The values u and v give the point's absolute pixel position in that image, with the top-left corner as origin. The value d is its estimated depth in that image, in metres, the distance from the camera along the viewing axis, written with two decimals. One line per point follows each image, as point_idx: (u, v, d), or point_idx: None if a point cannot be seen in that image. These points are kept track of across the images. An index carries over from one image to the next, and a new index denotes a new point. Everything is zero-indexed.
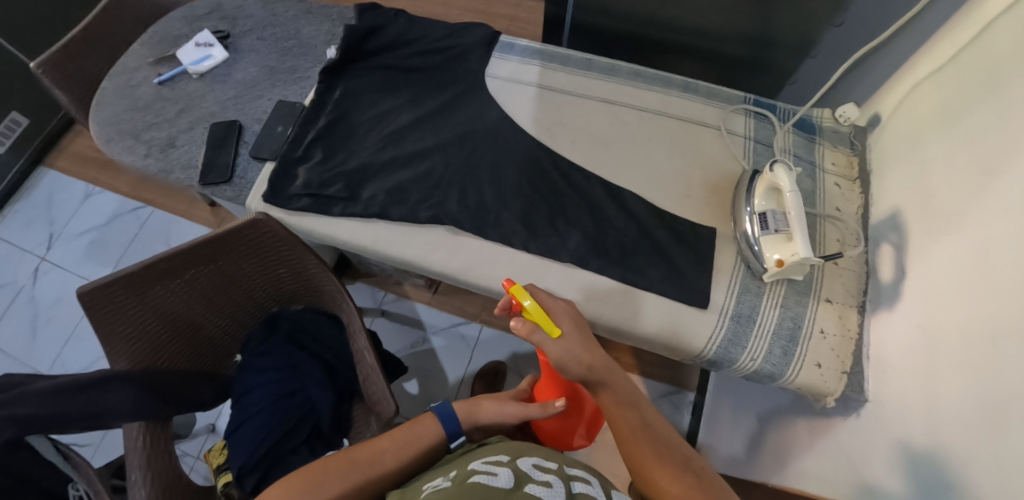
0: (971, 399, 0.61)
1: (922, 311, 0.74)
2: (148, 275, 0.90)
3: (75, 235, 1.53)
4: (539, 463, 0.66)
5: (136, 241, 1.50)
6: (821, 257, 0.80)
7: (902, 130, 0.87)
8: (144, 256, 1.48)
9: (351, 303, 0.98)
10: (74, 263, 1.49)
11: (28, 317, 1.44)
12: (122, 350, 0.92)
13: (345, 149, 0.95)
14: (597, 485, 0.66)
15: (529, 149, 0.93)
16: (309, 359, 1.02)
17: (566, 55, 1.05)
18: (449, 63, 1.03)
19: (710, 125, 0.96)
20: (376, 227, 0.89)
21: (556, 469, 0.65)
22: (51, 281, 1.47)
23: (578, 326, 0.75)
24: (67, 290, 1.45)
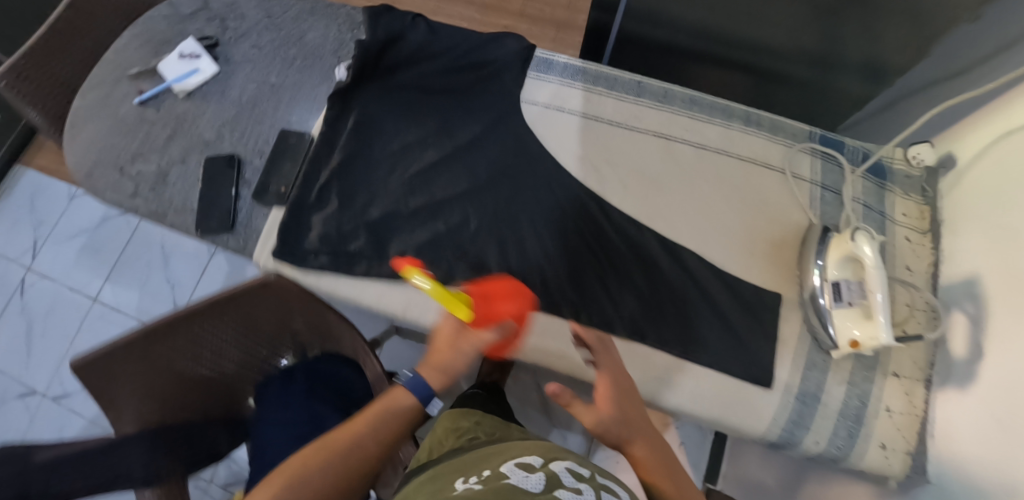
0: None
1: (1002, 402, 0.67)
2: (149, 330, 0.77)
3: (64, 239, 1.39)
4: (571, 468, 0.57)
5: (129, 247, 1.37)
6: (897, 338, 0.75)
7: (983, 183, 0.77)
8: (139, 265, 1.36)
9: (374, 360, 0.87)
10: (63, 272, 1.36)
11: (20, 331, 1.33)
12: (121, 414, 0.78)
13: (365, 192, 0.83)
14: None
15: (576, 197, 0.83)
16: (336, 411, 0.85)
17: (611, 76, 0.92)
18: (478, 85, 0.90)
19: (773, 167, 0.87)
20: (406, 288, 0.79)
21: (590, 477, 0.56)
22: (40, 293, 1.35)
23: (620, 393, 0.65)
24: (59, 303, 1.34)
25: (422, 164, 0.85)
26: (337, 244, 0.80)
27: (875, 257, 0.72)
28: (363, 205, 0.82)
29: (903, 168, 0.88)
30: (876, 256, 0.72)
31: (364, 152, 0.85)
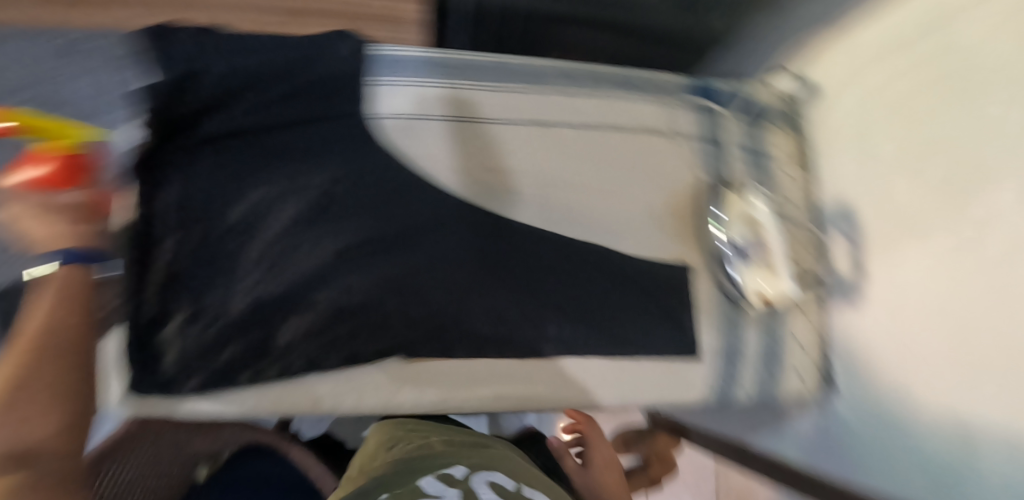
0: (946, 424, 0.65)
1: (883, 315, 0.74)
2: None
3: None
4: (496, 483, 0.51)
5: None
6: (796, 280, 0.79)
7: (847, 109, 0.81)
8: None
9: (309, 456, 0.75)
10: None
11: None
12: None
13: (217, 286, 0.66)
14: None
15: (469, 219, 0.74)
16: None
17: (468, 63, 0.79)
18: (316, 110, 0.69)
19: (659, 131, 0.84)
20: (309, 382, 0.68)
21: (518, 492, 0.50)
22: None
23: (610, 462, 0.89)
24: None
25: (279, 229, 0.69)
26: (205, 358, 0.65)
27: (765, 210, 0.77)
28: (223, 302, 0.66)
29: (772, 101, 0.90)
30: (768, 213, 0.77)
31: (207, 234, 0.67)
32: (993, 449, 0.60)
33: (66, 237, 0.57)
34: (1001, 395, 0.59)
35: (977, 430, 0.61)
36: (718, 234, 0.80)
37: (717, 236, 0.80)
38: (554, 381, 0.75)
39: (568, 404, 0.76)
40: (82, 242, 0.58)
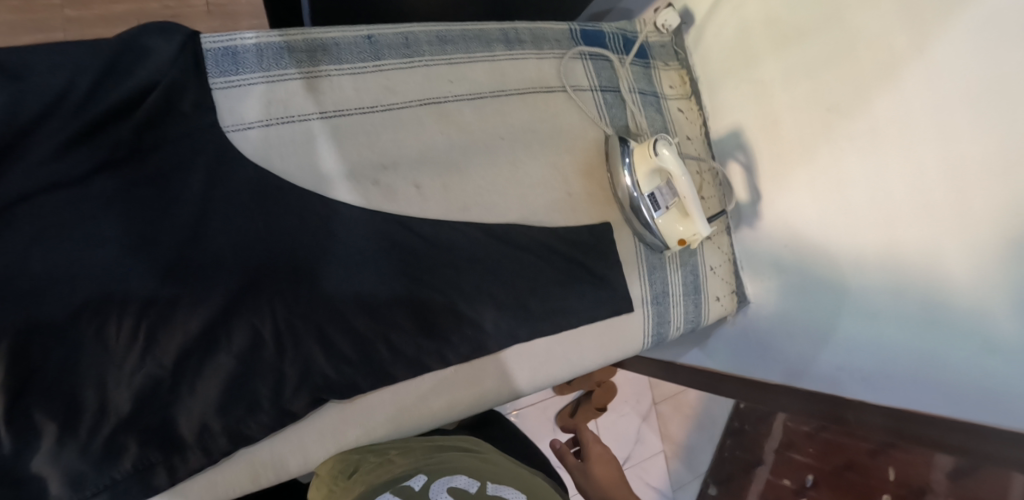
0: (846, 311, 0.76)
1: (784, 230, 0.84)
2: None
3: None
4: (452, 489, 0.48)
5: None
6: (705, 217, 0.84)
7: (723, 40, 0.86)
8: None
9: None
10: None
11: None
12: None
13: (91, 382, 0.54)
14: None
15: (378, 228, 0.67)
16: None
17: (329, 43, 0.67)
18: (150, 135, 0.59)
19: (553, 88, 0.79)
20: (242, 456, 0.60)
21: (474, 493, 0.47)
22: None
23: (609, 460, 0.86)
24: None
25: (149, 294, 0.56)
26: (101, 469, 0.54)
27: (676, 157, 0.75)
28: (105, 397, 0.55)
29: (657, 37, 0.88)
30: (677, 159, 0.75)
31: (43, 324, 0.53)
32: (888, 320, 0.70)
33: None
34: (888, 274, 0.70)
35: (868, 310, 0.73)
36: (632, 187, 0.78)
37: (628, 190, 0.79)
38: (502, 373, 0.73)
39: (523, 388, 0.75)
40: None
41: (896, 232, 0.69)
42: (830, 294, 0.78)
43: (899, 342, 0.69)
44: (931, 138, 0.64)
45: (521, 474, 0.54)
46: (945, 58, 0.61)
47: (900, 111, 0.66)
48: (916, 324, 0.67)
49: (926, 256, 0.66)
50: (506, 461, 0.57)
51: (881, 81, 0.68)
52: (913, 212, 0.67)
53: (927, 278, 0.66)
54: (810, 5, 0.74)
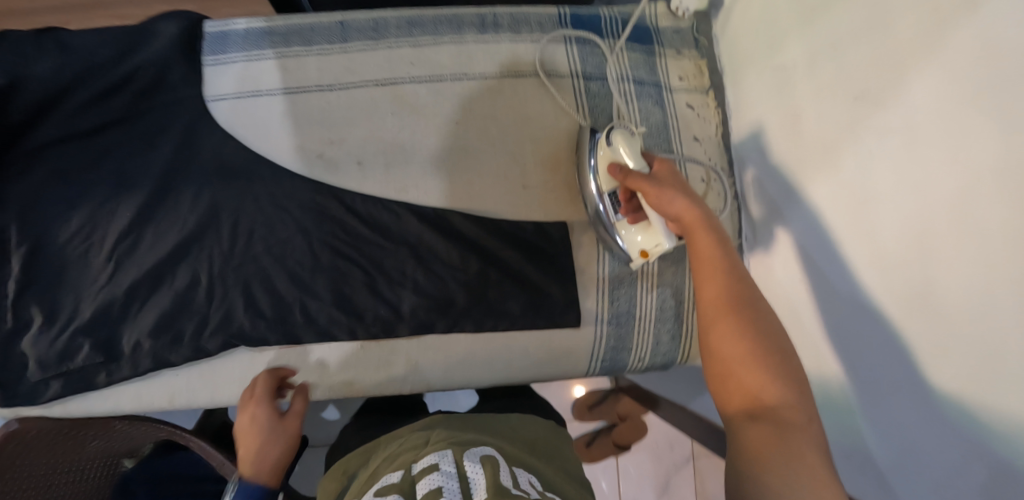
0: (867, 376, 0.56)
1: (801, 263, 0.66)
2: None
3: None
4: (380, 487, 0.46)
5: None
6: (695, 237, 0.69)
7: (750, 20, 0.70)
8: None
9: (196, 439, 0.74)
10: None
11: None
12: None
13: (69, 290, 0.68)
14: (448, 465, 0.46)
15: (310, 200, 0.70)
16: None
17: (304, 27, 0.72)
18: (143, 102, 0.70)
19: (525, 74, 0.74)
20: (162, 379, 0.69)
21: (398, 481, 0.46)
22: None
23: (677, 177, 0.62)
24: None
25: (120, 228, 0.68)
26: (61, 362, 0.67)
27: (635, 147, 0.64)
28: (75, 305, 0.68)
29: (670, 21, 0.78)
30: (634, 153, 0.63)
31: (46, 239, 0.68)
32: (916, 395, 0.50)
33: (267, 443, 0.60)
34: (920, 335, 0.49)
35: (891, 381, 0.53)
36: (595, 190, 0.68)
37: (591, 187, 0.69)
38: (417, 362, 0.70)
39: (441, 380, 0.72)
40: (44, 366, 0.66)
41: (932, 276, 0.48)
42: (850, 354, 0.58)
43: (909, 421, 0.50)
44: (975, 143, 0.43)
45: (435, 437, 0.52)
46: (998, 20, 0.41)
47: (940, 104, 0.46)
48: (955, 408, 0.46)
49: (966, 314, 0.44)
50: (421, 437, 0.54)
51: (920, 66, 0.48)
52: (952, 248, 0.46)
53: (966, 345, 0.45)
54: None
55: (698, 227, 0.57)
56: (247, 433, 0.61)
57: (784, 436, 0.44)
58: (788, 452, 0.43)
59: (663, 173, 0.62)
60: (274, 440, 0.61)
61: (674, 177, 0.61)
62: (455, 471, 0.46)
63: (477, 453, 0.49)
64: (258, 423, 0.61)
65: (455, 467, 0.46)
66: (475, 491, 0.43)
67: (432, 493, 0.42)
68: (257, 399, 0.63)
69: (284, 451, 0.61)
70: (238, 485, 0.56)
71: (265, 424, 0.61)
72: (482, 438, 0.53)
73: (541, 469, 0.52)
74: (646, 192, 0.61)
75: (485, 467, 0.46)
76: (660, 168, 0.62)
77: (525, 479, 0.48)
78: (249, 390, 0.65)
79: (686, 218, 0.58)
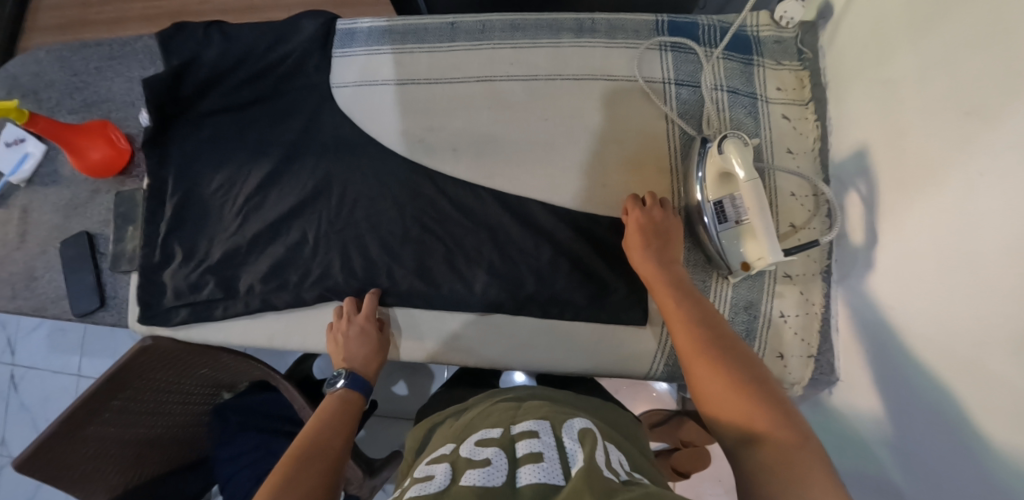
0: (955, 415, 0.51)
1: (893, 288, 0.61)
2: (75, 421, 0.76)
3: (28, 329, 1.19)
4: (480, 439, 0.50)
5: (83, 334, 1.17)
6: (783, 252, 0.67)
7: (862, 31, 0.66)
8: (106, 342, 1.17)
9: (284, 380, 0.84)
10: (42, 362, 1.18)
11: (27, 427, 1.16)
12: (89, 485, 0.81)
13: (206, 235, 0.81)
14: (548, 435, 0.48)
15: (406, 179, 0.77)
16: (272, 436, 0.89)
17: (419, 27, 0.80)
18: (284, 84, 0.81)
19: (618, 77, 0.76)
20: (266, 320, 0.79)
21: (498, 438, 0.49)
22: (29, 385, 1.17)
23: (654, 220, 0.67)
24: (51, 388, 1.16)
25: (250, 188, 0.80)
26: (192, 294, 0.79)
27: (747, 158, 0.64)
28: (209, 248, 0.80)
29: (773, 32, 0.76)
30: (747, 164, 0.63)
31: (195, 191, 0.82)
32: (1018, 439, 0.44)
33: (372, 352, 0.72)
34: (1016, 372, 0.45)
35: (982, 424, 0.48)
36: (698, 197, 0.69)
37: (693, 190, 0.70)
38: (482, 338, 0.75)
39: (501, 363, 0.75)
40: (180, 296, 0.79)
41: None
42: (938, 388, 0.53)
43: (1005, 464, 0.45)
44: None
45: (528, 405, 0.56)
46: None
47: None
48: None
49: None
50: (513, 403, 0.57)
51: None
52: None
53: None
54: None
55: (654, 279, 0.63)
56: (353, 344, 0.72)
57: (783, 463, 0.43)
58: (780, 469, 0.43)
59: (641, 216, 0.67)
60: (376, 353, 0.73)
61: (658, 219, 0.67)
62: (554, 441, 0.47)
63: (574, 425, 0.50)
64: (366, 337, 0.72)
65: (554, 437, 0.48)
66: (574, 460, 0.44)
67: (533, 455, 0.44)
68: (365, 318, 0.73)
69: (379, 360, 0.74)
70: (353, 381, 0.68)
71: (375, 338, 0.73)
72: (576, 413, 0.55)
73: (629, 451, 0.53)
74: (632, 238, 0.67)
75: (583, 440, 0.47)
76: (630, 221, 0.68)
77: (616, 458, 0.48)
78: (345, 309, 0.74)
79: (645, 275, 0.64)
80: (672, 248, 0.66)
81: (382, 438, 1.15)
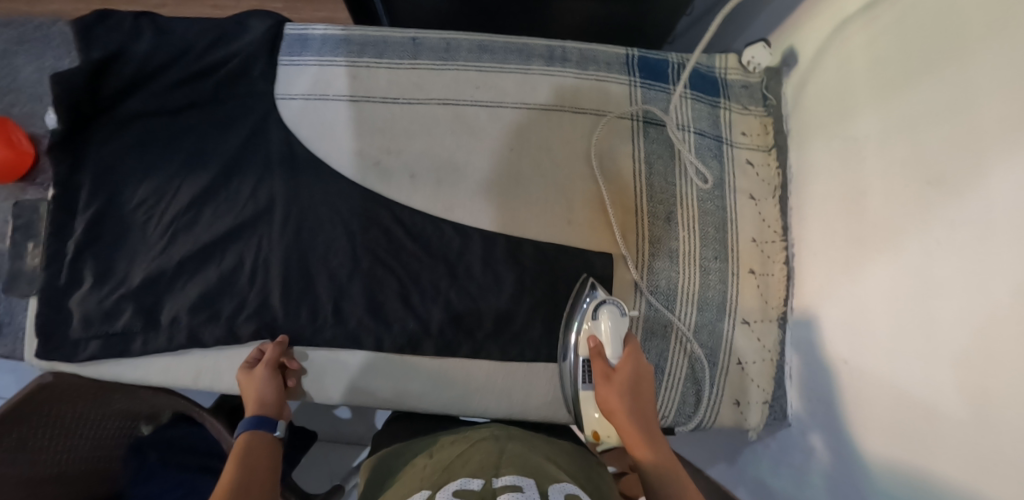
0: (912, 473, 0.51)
1: (843, 341, 0.62)
2: None
3: None
4: (458, 489, 0.43)
5: None
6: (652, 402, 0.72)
7: (825, 87, 0.67)
8: None
9: (214, 420, 0.75)
10: None
11: None
12: None
13: (124, 255, 0.72)
14: (533, 491, 0.42)
15: (358, 205, 0.71)
16: (196, 478, 0.81)
17: (379, 40, 0.75)
18: (223, 90, 0.74)
19: (586, 111, 0.74)
20: (194, 356, 0.71)
21: (479, 489, 0.43)
22: None
23: (636, 383, 0.60)
24: None
25: (176, 205, 0.72)
26: (104, 323, 0.70)
27: (620, 330, 0.63)
28: (128, 270, 0.71)
29: (739, 76, 0.77)
30: (616, 338, 0.63)
31: (114, 205, 0.72)
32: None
33: (252, 388, 0.64)
34: (975, 436, 0.45)
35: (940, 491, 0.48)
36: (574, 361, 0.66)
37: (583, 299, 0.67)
38: (436, 380, 0.70)
39: (452, 409, 0.71)
40: (91, 325, 0.70)
41: (991, 383, 0.44)
42: (891, 440, 0.54)
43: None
44: None
45: (509, 453, 0.50)
46: None
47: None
48: None
49: None
50: (493, 448, 0.52)
51: (998, 144, 0.45)
52: (1013, 350, 0.43)
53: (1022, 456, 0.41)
54: (923, 37, 0.53)
55: (640, 449, 0.55)
56: (259, 390, 0.64)
57: None
58: None
59: (614, 383, 0.60)
60: (257, 384, 0.64)
61: (632, 380, 0.60)
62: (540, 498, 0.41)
63: (564, 487, 0.44)
64: (275, 379, 0.65)
65: (540, 494, 0.42)
66: None
67: None
68: (267, 361, 0.65)
69: (269, 385, 0.64)
70: (272, 428, 0.61)
71: (247, 376, 0.65)
72: (559, 469, 0.50)
73: None
74: (603, 385, 0.60)
75: None
76: (603, 391, 0.60)
77: None
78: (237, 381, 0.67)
79: (631, 442, 0.56)
80: (648, 406, 0.60)
81: (322, 466, 1.09)
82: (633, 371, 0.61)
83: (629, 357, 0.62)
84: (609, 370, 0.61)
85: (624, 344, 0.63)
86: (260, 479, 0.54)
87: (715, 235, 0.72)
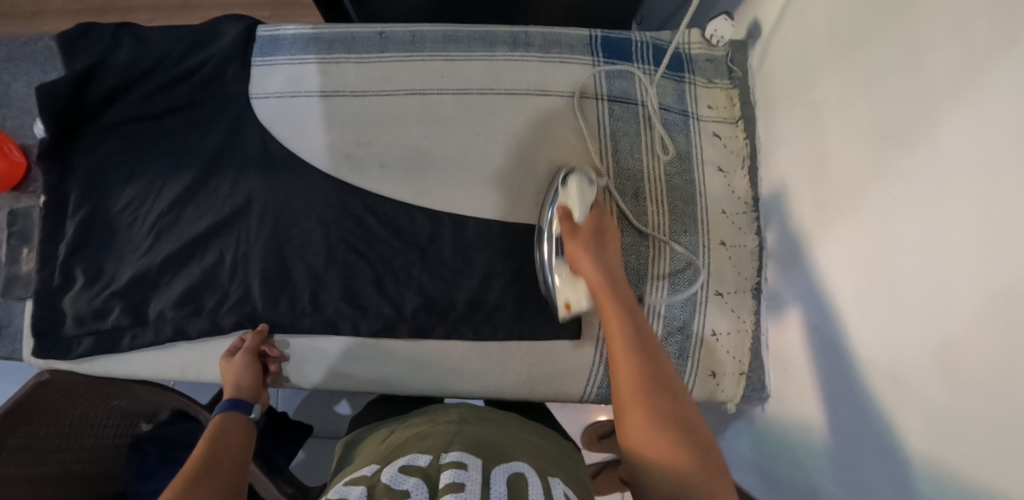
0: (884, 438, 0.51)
1: (816, 309, 0.61)
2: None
3: None
4: (405, 466, 0.46)
5: None
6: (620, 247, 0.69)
7: (786, 56, 0.67)
8: None
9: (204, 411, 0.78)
10: None
11: None
12: None
13: (113, 255, 0.75)
14: (475, 468, 0.44)
15: (332, 197, 0.73)
16: None
17: (347, 36, 0.77)
18: (200, 93, 0.76)
19: (553, 93, 0.75)
20: (179, 349, 0.73)
21: (425, 466, 0.45)
22: None
23: (601, 234, 0.64)
24: None
25: (159, 206, 0.75)
26: (96, 321, 0.73)
27: (585, 196, 0.65)
28: (116, 270, 0.74)
29: (703, 50, 0.77)
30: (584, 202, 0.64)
31: (100, 209, 0.75)
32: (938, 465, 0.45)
33: (231, 371, 0.67)
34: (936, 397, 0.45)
35: (909, 456, 0.48)
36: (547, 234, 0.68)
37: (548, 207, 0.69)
38: (414, 363, 0.72)
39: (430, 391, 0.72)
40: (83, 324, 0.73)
41: (951, 343, 0.44)
42: (863, 405, 0.53)
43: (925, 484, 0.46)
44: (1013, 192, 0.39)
45: (465, 428, 0.52)
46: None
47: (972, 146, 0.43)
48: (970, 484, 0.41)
49: (987, 378, 0.41)
50: (451, 423, 0.54)
51: (949, 103, 0.45)
52: (969, 306, 0.43)
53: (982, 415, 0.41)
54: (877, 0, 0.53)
55: (603, 293, 0.58)
56: (237, 375, 0.66)
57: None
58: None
59: (580, 238, 0.63)
60: (236, 369, 0.67)
61: (596, 235, 0.63)
62: (481, 476, 0.43)
63: (508, 467, 0.45)
64: (253, 365, 0.68)
65: (482, 472, 0.44)
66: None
67: (453, 487, 0.41)
68: (247, 348, 0.69)
69: (248, 370, 0.67)
70: (246, 411, 0.63)
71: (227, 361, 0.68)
72: (512, 443, 0.52)
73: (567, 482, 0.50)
74: (569, 247, 0.64)
75: (512, 485, 0.43)
76: (571, 247, 0.63)
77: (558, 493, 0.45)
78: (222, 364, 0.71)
79: (594, 286, 0.60)
80: (611, 251, 0.63)
81: (321, 460, 1.11)
82: (596, 229, 0.64)
83: (593, 219, 0.64)
84: (574, 228, 0.64)
85: (591, 208, 0.65)
86: (235, 456, 0.56)
87: (685, 208, 0.73)
